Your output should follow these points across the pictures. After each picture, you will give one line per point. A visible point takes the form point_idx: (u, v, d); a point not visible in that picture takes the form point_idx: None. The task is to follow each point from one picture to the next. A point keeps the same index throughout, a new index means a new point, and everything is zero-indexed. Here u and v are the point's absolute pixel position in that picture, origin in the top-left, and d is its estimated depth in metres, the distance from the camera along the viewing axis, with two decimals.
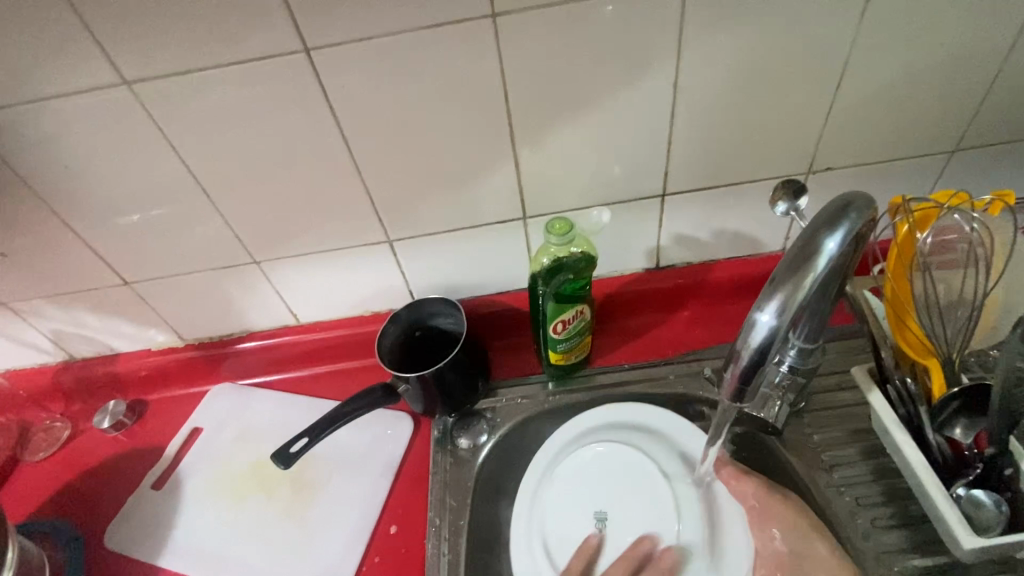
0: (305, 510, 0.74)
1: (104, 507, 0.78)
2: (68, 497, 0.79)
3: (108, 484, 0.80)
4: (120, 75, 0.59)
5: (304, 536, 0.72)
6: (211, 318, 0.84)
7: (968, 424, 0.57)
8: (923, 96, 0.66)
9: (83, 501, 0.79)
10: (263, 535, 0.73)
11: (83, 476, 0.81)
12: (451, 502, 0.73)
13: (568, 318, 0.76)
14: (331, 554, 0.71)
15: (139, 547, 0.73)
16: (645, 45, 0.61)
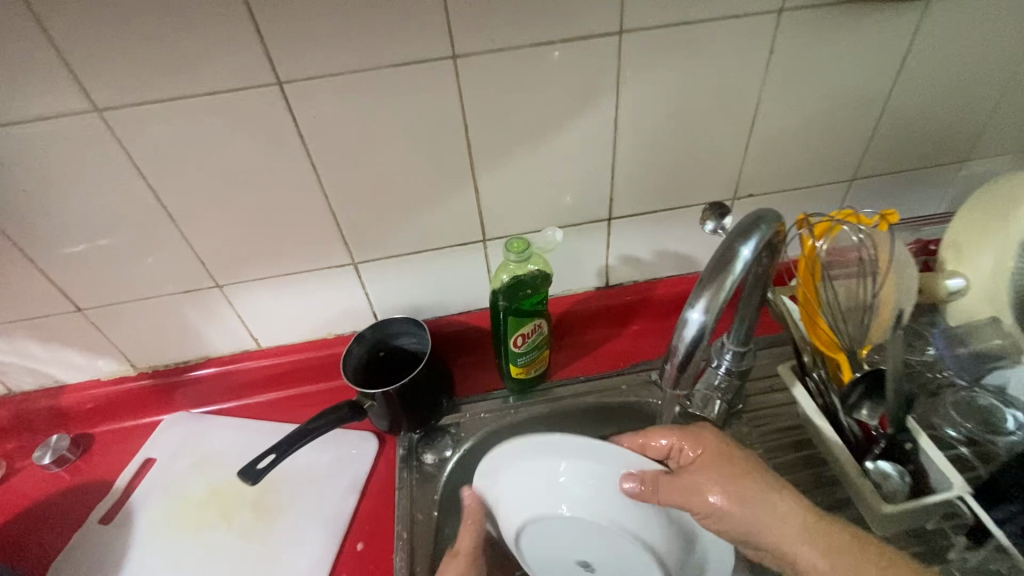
0: (268, 532, 0.66)
1: (44, 553, 0.67)
2: (5, 545, 0.68)
3: (48, 529, 0.69)
4: (91, 101, 0.54)
5: (271, 569, 0.63)
6: (165, 345, 0.76)
7: (874, 407, 0.54)
8: (824, 131, 0.68)
9: (43, 546, 0.67)
10: (221, 566, 0.64)
11: (18, 519, 0.70)
12: (417, 516, 0.66)
13: (527, 332, 0.68)
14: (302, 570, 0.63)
15: None
16: (587, 80, 0.60)
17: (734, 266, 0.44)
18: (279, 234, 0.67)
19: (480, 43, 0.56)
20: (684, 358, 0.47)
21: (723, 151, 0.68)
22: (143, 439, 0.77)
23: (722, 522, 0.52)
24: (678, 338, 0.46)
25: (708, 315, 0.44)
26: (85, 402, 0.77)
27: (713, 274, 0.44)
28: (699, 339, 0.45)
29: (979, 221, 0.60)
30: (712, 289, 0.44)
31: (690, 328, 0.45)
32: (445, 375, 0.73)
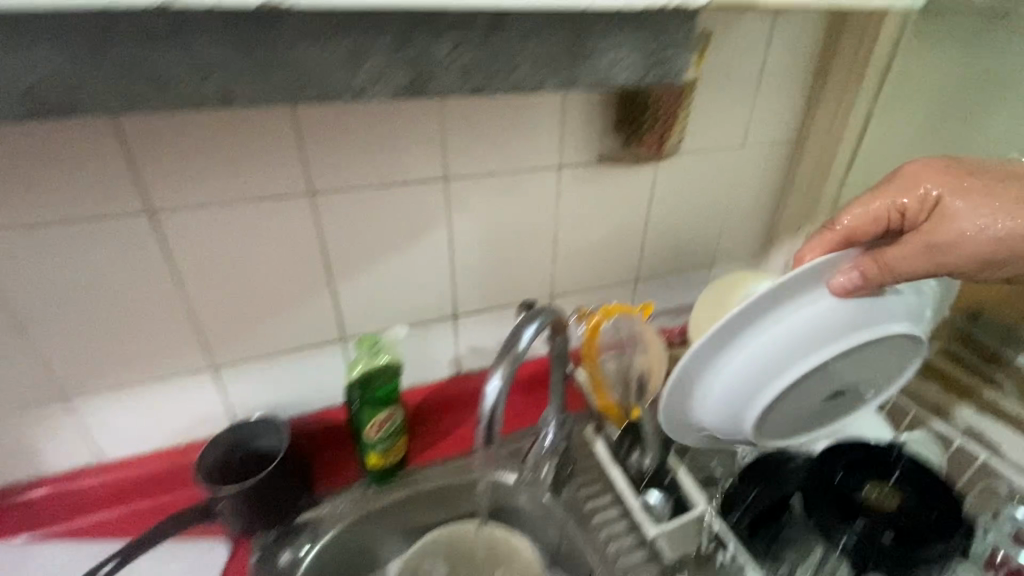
0: None
1: None
2: None
3: None
4: (147, 205, 0.64)
5: None
6: (140, 431, 0.77)
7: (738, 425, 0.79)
8: (695, 230, 0.98)
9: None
10: None
11: None
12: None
13: (381, 421, 0.77)
14: None
15: None
16: (542, 193, 0.82)
17: (520, 345, 0.59)
18: (279, 317, 0.76)
19: (467, 169, 0.75)
20: (488, 426, 0.57)
21: (628, 246, 0.94)
22: (89, 538, 0.75)
23: (1003, 252, 0.50)
24: (483, 406, 0.57)
25: (503, 384, 0.57)
26: (35, 500, 0.75)
27: (506, 351, 0.59)
28: (499, 406, 0.57)
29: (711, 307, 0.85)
30: (505, 362, 0.58)
31: (490, 396, 0.57)
32: (390, 455, 0.81)
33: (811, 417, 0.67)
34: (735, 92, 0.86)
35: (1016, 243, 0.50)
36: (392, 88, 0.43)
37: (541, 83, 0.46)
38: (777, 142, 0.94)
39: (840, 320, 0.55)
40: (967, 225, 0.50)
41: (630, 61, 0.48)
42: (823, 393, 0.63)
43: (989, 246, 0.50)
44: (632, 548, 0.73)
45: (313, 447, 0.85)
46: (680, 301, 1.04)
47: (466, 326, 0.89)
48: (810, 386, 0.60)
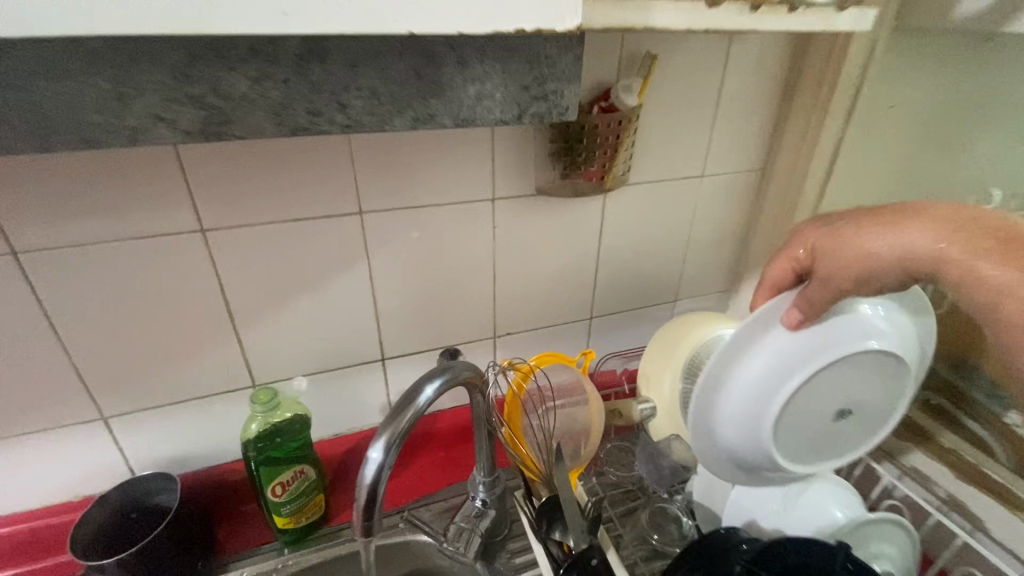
0: None
1: None
2: None
3: None
4: (8, 245, 0.56)
5: None
6: (25, 485, 0.68)
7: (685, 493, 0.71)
8: (652, 265, 0.91)
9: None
10: None
11: None
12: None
13: (287, 480, 0.68)
14: None
15: None
16: (473, 228, 0.75)
17: (414, 405, 0.52)
18: (179, 363, 0.69)
19: (386, 201, 0.69)
20: (365, 505, 0.48)
21: (579, 281, 0.86)
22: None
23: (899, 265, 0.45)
24: (359, 482, 0.48)
25: (386, 455, 0.49)
26: None
27: (394, 415, 0.51)
28: (379, 481, 0.48)
29: (658, 356, 0.76)
30: (391, 427, 0.50)
31: (370, 469, 0.48)
32: (304, 515, 0.72)
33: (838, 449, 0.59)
34: (686, 119, 0.79)
35: (909, 257, 0.44)
36: (173, 136, 0.34)
37: (384, 123, 0.38)
38: (738, 170, 0.87)
39: (814, 343, 0.51)
40: (842, 255, 0.46)
41: (499, 94, 0.39)
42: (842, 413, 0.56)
43: (880, 264, 0.45)
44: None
45: (224, 503, 0.77)
46: (641, 338, 0.97)
47: (396, 370, 0.81)
48: (822, 408, 0.55)
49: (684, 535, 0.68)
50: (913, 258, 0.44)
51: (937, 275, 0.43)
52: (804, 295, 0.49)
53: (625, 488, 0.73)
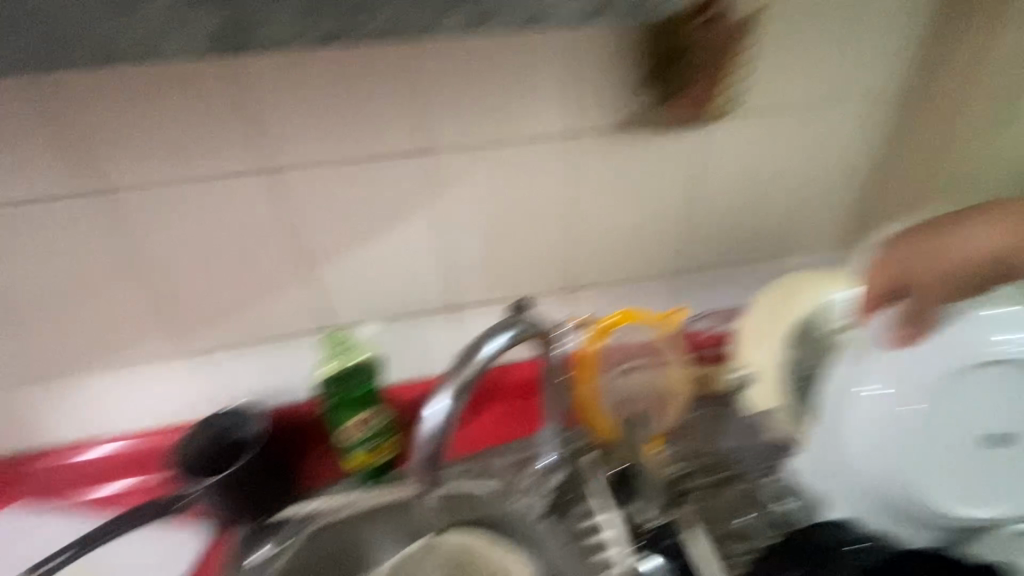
0: None
1: None
2: None
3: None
4: (109, 181, 0.59)
5: None
6: (135, 409, 0.75)
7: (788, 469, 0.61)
8: (759, 217, 0.78)
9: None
10: None
11: None
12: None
13: (364, 421, 0.71)
14: None
15: None
16: (553, 170, 0.68)
17: (477, 361, 0.49)
18: (258, 304, 0.70)
19: (454, 137, 0.63)
20: (426, 451, 0.50)
21: (671, 231, 0.76)
22: (81, 512, 0.74)
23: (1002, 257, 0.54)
24: (422, 429, 0.50)
25: (447, 408, 0.49)
26: (40, 469, 0.75)
27: (457, 367, 0.49)
28: (439, 432, 0.49)
29: (767, 314, 0.65)
30: (454, 380, 0.49)
31: (431, 419, 0.49)
32: (376, 455, 0.73)
33: (1003, 483, 0.53)
34: (813, 32, 0.66)
35: (996, 255, 0.54)
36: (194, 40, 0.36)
37: (432, 24, 0.39)
38: (874, 94, 0.72)
39: (931, 361, 0.52)
40: (943, 267, 0.54)
41: None
42: (987, 437, 0.52)
43: (976, 261, 0.53)
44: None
45: (303, 436, 0.78)
46: (741, 299, 0.85)
47: (470, 324, 0.78)
48: (956, 431, 0.52)
49: (783, 519, 0.59)
50: (992, 254, 0.54)
51: (1009, 266, 0.54)
52: (907, 313, 0.54)
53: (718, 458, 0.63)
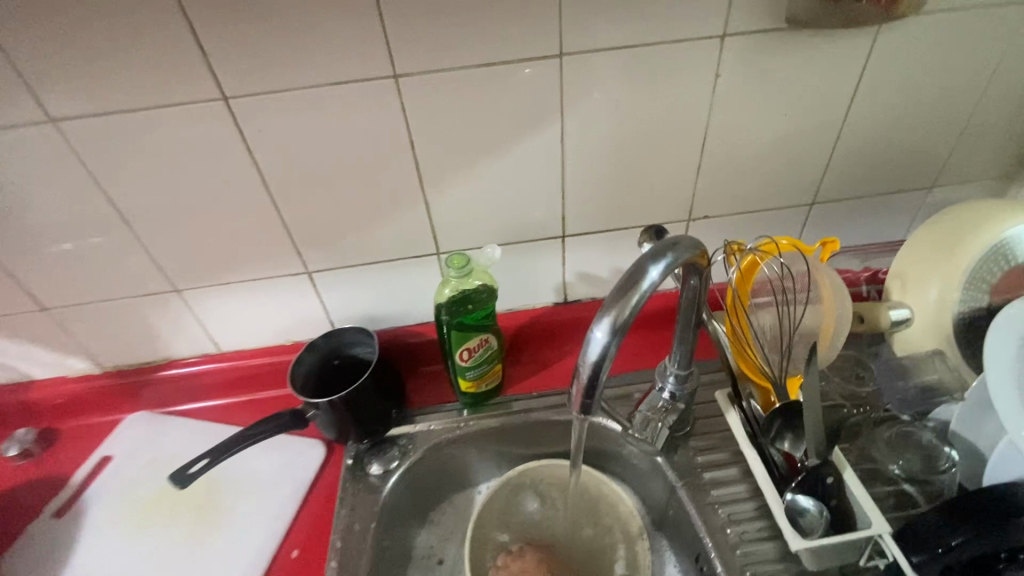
0: (290, 510, 0.67)
1: (99, 515, 0.69)
2: (75, 496, 0.72)
3: (111, 486, 0.72)
4: (220, 89, 0.55)
5: (276, 534, 0.65)
6: (249, 327, 0.77)
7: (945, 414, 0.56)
8: (908, 137, 0.69)
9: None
10: (245, 544, 0.65)
11: (90, 477, 0.74)
12: (355, 527, 0.65)
13: (473, 346, 0.68)
14: (306, 552, 0.64)
15: (142, 543, 0.66)
16: (689, 78, 0.61)
17: (640, 289, 0.43)
18: (369, 226, 0.68)
19: (592, 40, 0.57)
20: (587, 385, 0.44)
21: (808, 155, 0.69)
22: (208, 421, 0.78)
23: None
24: (582, 360, 0.44)
25: (612, 336, 0.42)
26: (168, 378, 0.79)
27: (618, 294, 0.43)
28: (604, 362, 0.43)
29: (923, 254, 0.59)
30: (618, 306, 0.43)
31: (593, 349, 0.43)
32: (483, 381, 0.73)
33: None
34: None
35: None
36: None
37: None
38: None
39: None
40: None
41: None
42: None
43: None
44: (757, 539, 0.60)
45: (408, 361, 0.81)
46: (869, 232, 0.78)
47: (576, 250, 0.75)
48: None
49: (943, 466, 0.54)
50: None
51: None
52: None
53: (853, 400, 0.61)
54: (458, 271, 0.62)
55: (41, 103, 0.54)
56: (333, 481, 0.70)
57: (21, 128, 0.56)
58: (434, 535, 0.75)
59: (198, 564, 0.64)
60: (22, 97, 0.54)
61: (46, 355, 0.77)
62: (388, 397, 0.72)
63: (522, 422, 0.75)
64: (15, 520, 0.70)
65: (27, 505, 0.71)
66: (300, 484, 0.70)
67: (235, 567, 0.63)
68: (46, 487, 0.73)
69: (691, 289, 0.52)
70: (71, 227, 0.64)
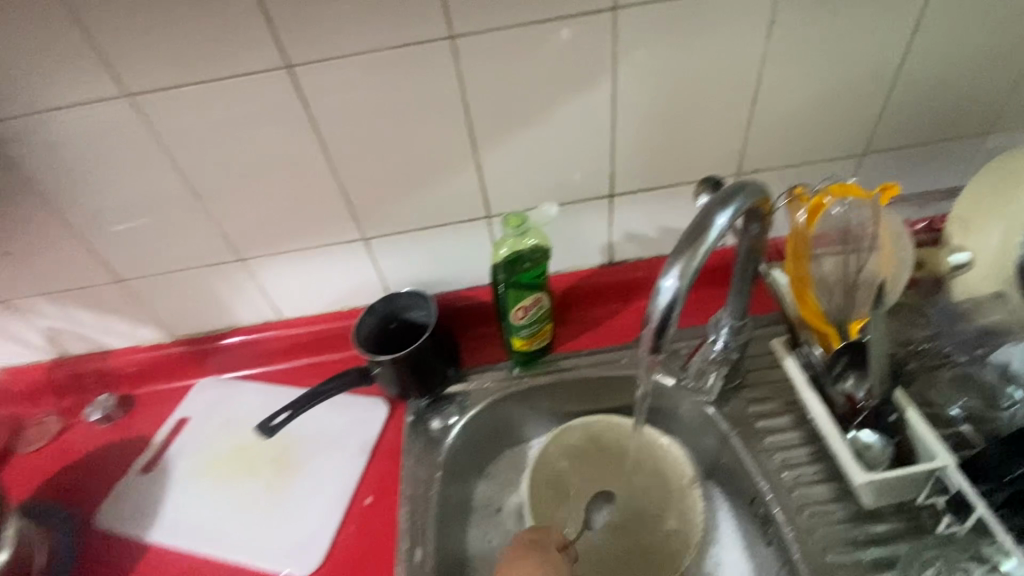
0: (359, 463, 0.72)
1: (184, 470, 0.74)
2: (159, 454, 0.77)
3: (190, 444, 0.77)
4: (285, 58, 0.57)
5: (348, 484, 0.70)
6: (308, 294, 0.80)
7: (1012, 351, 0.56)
8: (967, 82, 0.67)
9: (123, 544, 0.69)
10: (320, 493, 0.69)
11: (170, 437, 0.79)
12: (421, 476, 0.69)
13: (527, 305, 0.70)
14: (378, 501, 0.68)
15: (226, 494, 0.71)
16: (743, 28, 0.60)
17: (708, 235, 0.44)
18: (422, 190, 0.70)
19: None
20: (657, 331, 0.46)
21: (862, 104, 0.68)
22: (273, 384, 0.82)
23: None
24: (652, 306, 0.45)
25: (682, 282, 0.44)
26: (233, 345, 0.83)
27: (687, 242, 0.45)
28: (674, 307, 0.45)
29: (984, 197, 0.58)
30: (687, 254, 0.44)
31: (663, 296, 0.45)
32: (536, 340, 0.75)
33: None
34: None
35: None
36: None
37: None
38: None
39: None
40: None
41: None
42: None
43: None
44: (812, 481, 0.62)
45: (459, 323, 0.83)
46: (920, 183, 0.77)
47: (623, 210, 0.76)
48: None
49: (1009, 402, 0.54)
50: None
51: None
52: None
53: (915, 346, 0.60)
54: (512, 229, 0.64)
55: (118, 77, 0.57)
56: (398, 435, 0.74)
57: (100, 104, 0.59)
58: (491, 487, 0.78)
59: (281, 511, 0.69)
60: (101, 73, 0.57)
61: (121, 325, 0.82)
62: (446, 356, 0.75)
63: (576, 379, 0.77)
64: (109, 475, 0.77)
65: (118, 462, 0.77)
66: (367, 438, 0.74)
67: (314, 513, 0.68)
68: (131, 447, 0.79)
69: (749, 237, 0.54)
70: (145, 199, 0.67)
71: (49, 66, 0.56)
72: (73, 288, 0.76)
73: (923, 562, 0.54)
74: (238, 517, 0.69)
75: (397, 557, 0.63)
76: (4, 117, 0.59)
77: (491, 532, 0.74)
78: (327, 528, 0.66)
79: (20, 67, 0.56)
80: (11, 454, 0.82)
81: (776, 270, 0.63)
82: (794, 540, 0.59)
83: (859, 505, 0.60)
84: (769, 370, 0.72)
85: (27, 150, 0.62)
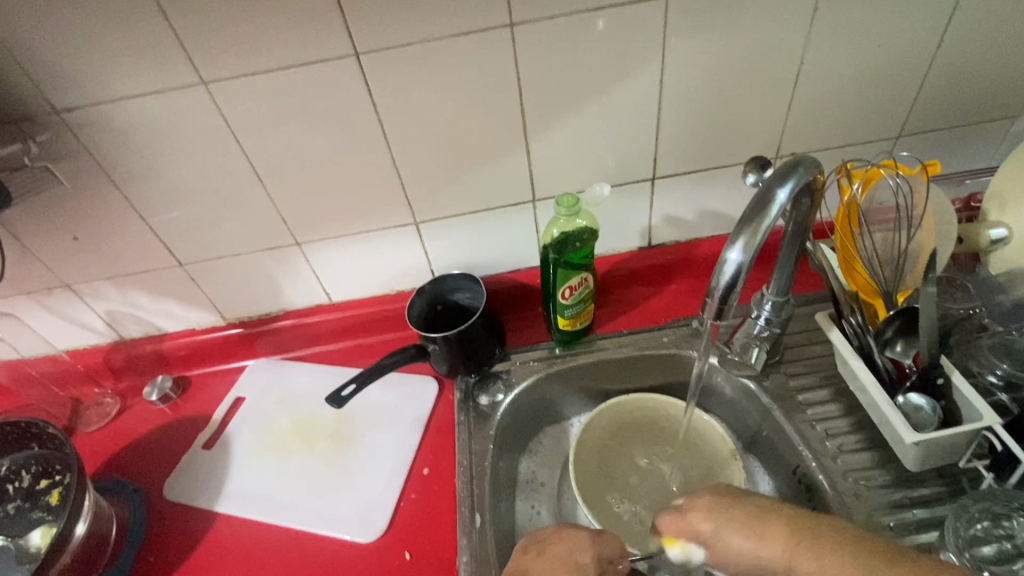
0: (415, 437, 0.75)
1: (245, 446, 0.78)
2: (219, 431, 0.80)
3: (248, 422, 0.80)
4: (353, 46, 0.60)
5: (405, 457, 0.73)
6: (358, 277, 0.83)
7: None
8: (1001, 66, 0.70)
9: (192, 516, 0.72)
10: (379, 466, 0.73)
11: (228, 415, 0.82)
12: (475, 448, 0.72)
13: (575, 285, 0.73)
14: (436, 473, 0.72)
15: (288, 468, 0.75)
16: (788, 14, 0.63)
17: (770, 211, 0.47)
18: (473, 175, 0.73)
19: None
20: (720, 302, 0.49)
21: (898, 87, 0.70)
22: (323, 365, 0.86)
23: None
24: (717, 279, 0.48)
25: (746, 255, 0.47)
26: (284, 328, 0.86)
27: (750, 217, 0.47)
28: (738, 279, 0.48)
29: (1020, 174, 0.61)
30: (750, 229, 0.47)
31: (727, 269, 0.48)
32: (580, 320, 0.78)
33: None
34: None
35: None
36: None
37: None
38: None
39: None
40: None
41: None
42: None
43: None
44: (854, 449, 0.65)
45: (500, 305, 0.87)
46: (950, 166, 0.79)
47: (663, 193, 0.78)
48: None
49: None
50: None
51: None
52: None
53: (953, 318, 0.63)
54: (566, 210, 0.68)
55: (197, 67, 0.60)
56: (449, 411, 0.78)
57: (177, 92, 0.62)
58: (534, 461, 0.79)
59: (342, 484, 0.72)
60: (179, 62, 0.60)
61: (178, 308, 0.85)
62: (494, 336, 0.78)
63: (617, 357, 0.80)
64: (171, 451, 0.80)
65: (179, 440, 0.81)
66: (421, 414, 0.77)
67: (374, 485, 0.71)
68: (190, 425, 0.82)
69: (799, 213, 0.56)
70: (210, 184, 0.70)
71: (132, 56, 0.59)
72: (135, 272, 0.79)
73: (972, 518, 0.54)
74: (301, 490, 0.72)
75: (459, 524, 0.66)
76: (84, 106, 0.62)
77: (536, 502, 0.76)
78: (388, 499, 0.70)
79: (104, 58, 0.59)
80: (71, 432, 0.84)
81: (822, 246, 0.65)
82: (839, 505, 0.62)
83: (900, 470, 0.63)
84: (807, 346, 0.75)
85: (102, 137, 0.65)
